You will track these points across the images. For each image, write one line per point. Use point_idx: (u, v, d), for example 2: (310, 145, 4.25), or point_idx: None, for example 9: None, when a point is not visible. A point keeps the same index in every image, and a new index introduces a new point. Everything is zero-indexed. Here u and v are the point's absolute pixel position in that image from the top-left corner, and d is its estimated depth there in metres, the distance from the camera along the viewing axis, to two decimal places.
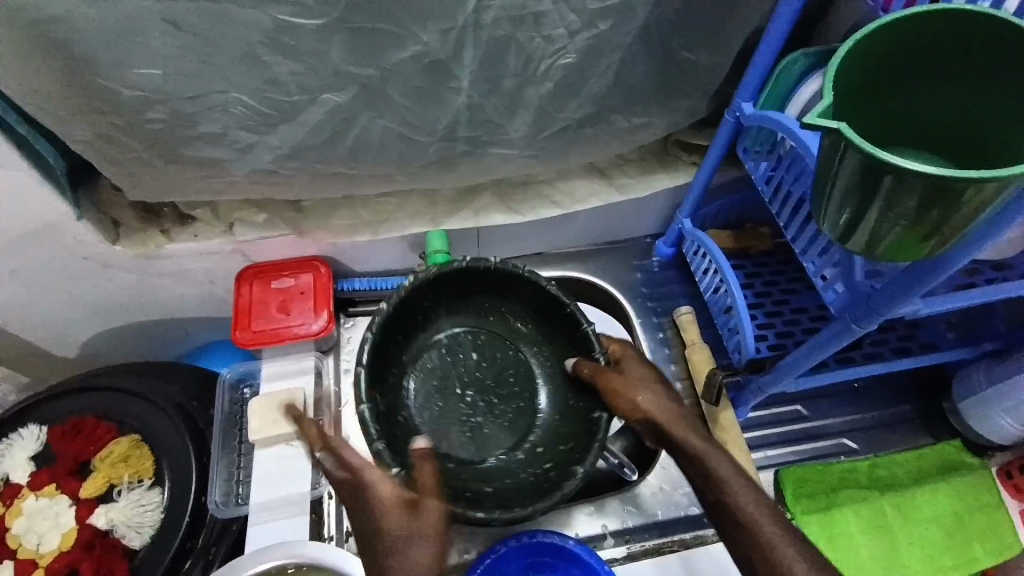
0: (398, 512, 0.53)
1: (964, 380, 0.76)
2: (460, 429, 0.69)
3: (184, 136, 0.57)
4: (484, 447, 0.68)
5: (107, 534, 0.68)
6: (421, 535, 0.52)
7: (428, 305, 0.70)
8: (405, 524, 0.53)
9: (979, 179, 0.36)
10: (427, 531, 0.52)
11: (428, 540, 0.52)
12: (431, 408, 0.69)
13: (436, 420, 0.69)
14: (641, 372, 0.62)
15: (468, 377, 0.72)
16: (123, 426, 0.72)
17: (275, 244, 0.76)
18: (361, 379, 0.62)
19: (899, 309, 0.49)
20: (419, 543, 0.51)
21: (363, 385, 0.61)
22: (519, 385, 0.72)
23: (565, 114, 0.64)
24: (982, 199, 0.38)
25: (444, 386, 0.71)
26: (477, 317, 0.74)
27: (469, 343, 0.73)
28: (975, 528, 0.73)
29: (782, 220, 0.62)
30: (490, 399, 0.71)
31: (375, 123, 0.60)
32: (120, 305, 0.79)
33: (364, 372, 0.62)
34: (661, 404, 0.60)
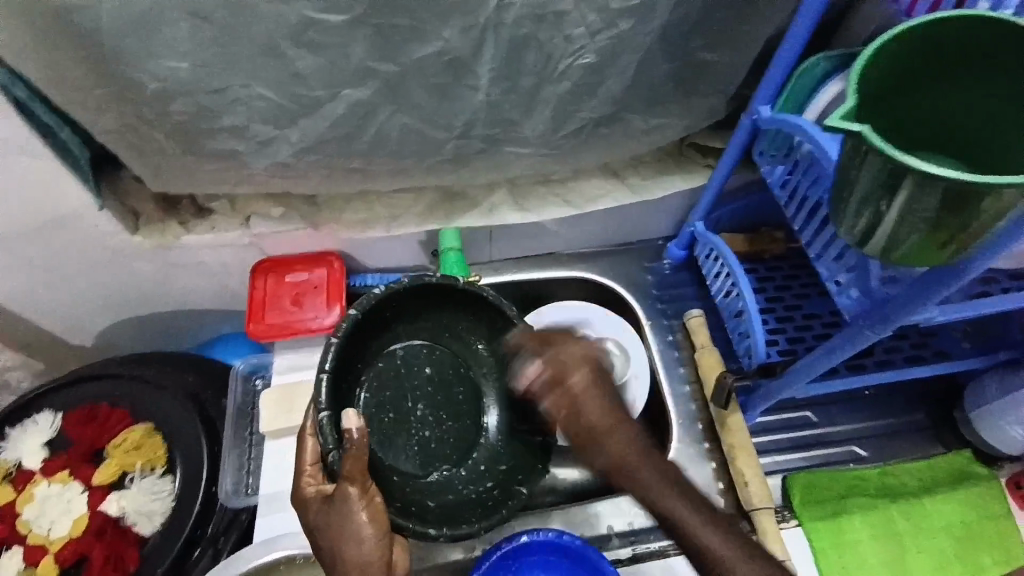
0: (324, 511, 0.53)
1: (975, 394, 0.74)
2: (406, 444, 0.66)
3: (205, 128, 0.58)
4: (429, 463, 0.67)
5: (118, 521, 0.69)
6: (349, 530, 0.51)
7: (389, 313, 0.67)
8: (333, 521, 0.52)
9: (1002, 183, 0.36)
10: (355, 525, 0.51)
11: (355, 532, 0.51)
12: (380, 419, 0.67)
13: (383, 433, 0.66)
14: (596, 401, 0.58)
15: (419, 390, 0.69)
16: (136, 415, 0.73)
17: (290, 238, 0.77)
18: (323, 384, 0.59)
19: (914, 315, 0.48)
20: (348, 539, 0.51)
21: (325, 390, 0.59)
22: (470, 404, 0.70)
23: (582, 114, 0.65)
24: (1004, 203, 0.38)
25: (394, 398, 0.68)
26: (435, 331, 0.71)
27: (426, 355, 0.70)
28: (983, 537, 0.73)
29: (798, 224, 0.61)
30: (439, 417, 0.69)
31: (393, 119, 0.60)
32: (136, 295, 0.80)
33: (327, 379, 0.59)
34: (602, 411, 0.57)
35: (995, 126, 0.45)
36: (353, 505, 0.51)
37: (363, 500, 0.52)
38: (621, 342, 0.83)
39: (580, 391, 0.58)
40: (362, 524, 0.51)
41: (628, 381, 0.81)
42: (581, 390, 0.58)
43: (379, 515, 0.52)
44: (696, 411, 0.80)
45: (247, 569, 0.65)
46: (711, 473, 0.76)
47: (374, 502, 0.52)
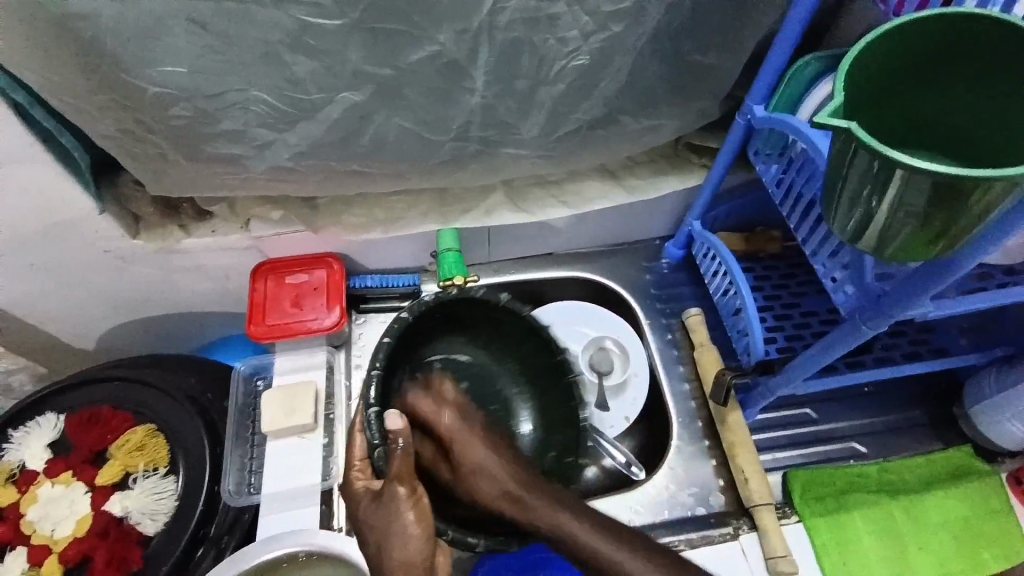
0: (372, 507, 0.53)
1: (976, 388, 0.74)
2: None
3: (205, 133, 0.58)
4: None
5: (122, 522, 0.69)
6: (395, 530, 0.51)
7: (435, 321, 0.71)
8: (380, 517, 0.52)
9: (989, 178, 0.36)
10: (400, 525, 0.51)
11: (402, 532, 0.50)
12: None
13: None
14: (479, 439, 0.56)
15: None
16: (138, 416, 0.74)
17: (289, 240, 0.77)
18: (373, 380, 0.61)
19: (909, 311, 0.49)
20: (393, 537, 0.51)
21: (372, 390, 0.61)
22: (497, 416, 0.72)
23: (577, 115, 0.65)
24: (991, 198, 0.38)
25: None
26: (474, 345, 0.73)
27: (466, 370, 0.73)
28: (984, 534, 0.72)
29: (793, 222, 0.62)
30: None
31: (389, 122, 0.61)
32: (137, 298, 0.81)
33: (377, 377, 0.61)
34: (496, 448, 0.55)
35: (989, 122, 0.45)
36: (402, 505, 0.51)
37: (411, 501, 0.51)
38: (621, 341, 0.85)
39: (464, 430, 0.56)
40: (409, 524, 0.51)
41: (629, 379, 0.83)
42: (465, 427, 0.57)
43: (426, 517, 0.51)
44: (696, 409, 0.81)
45: (251, 567, 0.66)
46: (711, 471, 0.77)
47: (422, 503, 0.51)
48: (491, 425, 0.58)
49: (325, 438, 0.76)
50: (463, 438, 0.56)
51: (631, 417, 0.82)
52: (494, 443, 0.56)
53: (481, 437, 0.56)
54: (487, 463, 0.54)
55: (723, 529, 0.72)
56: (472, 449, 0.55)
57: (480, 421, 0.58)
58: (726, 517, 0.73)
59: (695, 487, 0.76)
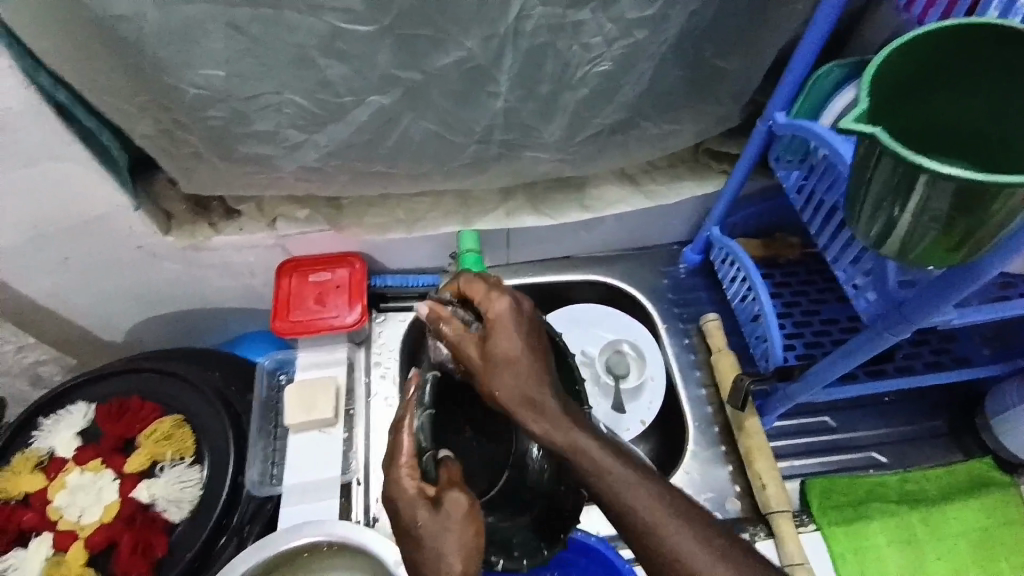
0: (430, 520, 0.47)
1: (998, 396, 0.73)
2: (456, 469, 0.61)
3: (239, 133, 0.60)
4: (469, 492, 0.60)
5: (147, 509, 0.71)
6: (450, 542, 0.46)
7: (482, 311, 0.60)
8: (437, 531, 0.47)
9: (1015, 183, 0.36)
10: (459, 536, 0.47)
11: (462, 545, 0.46)
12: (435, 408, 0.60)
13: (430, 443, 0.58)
14: (521, 332, 0.52)
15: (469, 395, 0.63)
16: (167, 407, 0.76)
17: (313, 239, 0.79)
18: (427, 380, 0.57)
19: (931, 319, 0.49)
20: (453, 549, 0.46)
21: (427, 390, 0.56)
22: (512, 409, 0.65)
23: (598, 120, 0.66)
24: (1012, 207, 0.38)
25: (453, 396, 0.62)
26: None
27: None
28: (1005, 545, 0.71)
29: (815, 228, 0.62)
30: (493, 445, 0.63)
31: (415, 125, 0.63)
32: (166, 293, 0.84)
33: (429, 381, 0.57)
34: (531, 348, 0.52)
35: (1017, 119, 0.44)
36: (462, 517, 0.47)
37: (471, 512, 0.48)
38: (638, 346, 0.85)
39: (497, 333, 0.52)
40: (467, 538, 0.47)
41: (644, 382, 0.83)
42: (507, 327, 0.52)
43: (483, 529, 0.48)
44: (712, 414, 0.81)
45: (273, 556, 0.67)
46: (727, 476, 0.77)
47: (480, 515, 0.48)
48: (543, 333, 0.54)
49: (344, 433, 0.78)
50: (500, 325, 0.53)
51: (647, 421, 0.81)
52: (529, 338, 0.52)
53: (523, 338, 0.52)
54: (516, 354, 0.51)
55: (740, 535, 0.72)
56: (509, 335, 0.52)
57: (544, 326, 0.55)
58: (742, 523, 0.73)
59: (710, 492, 0.76)
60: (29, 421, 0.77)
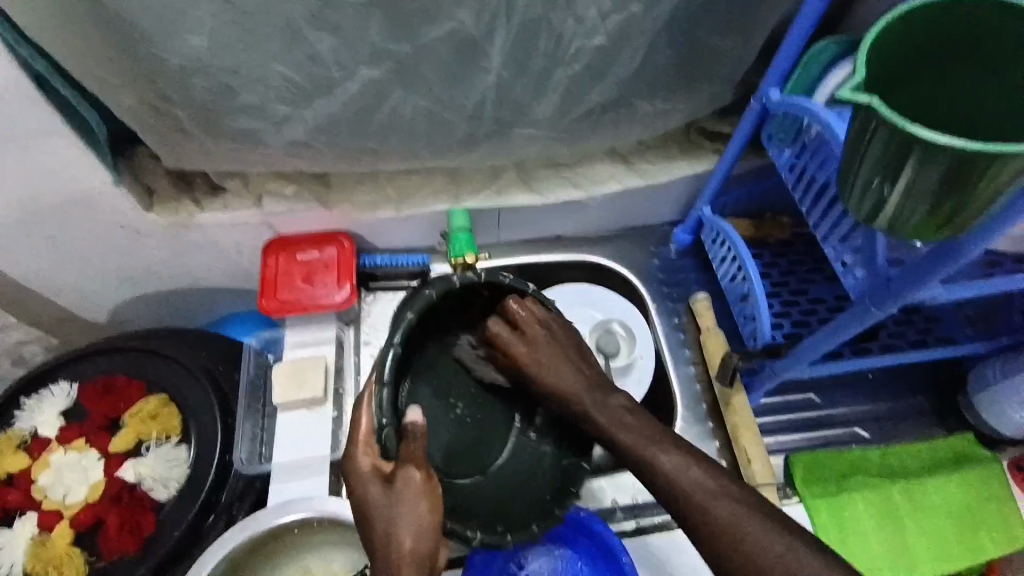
0: (382, 496, 0.49)
1: (979, 372, 0.74)
2: (442, 444, 0.60)
3: (223, 107, 0.59)
4: (451, 468, 0.59)
5: (134, 488, 0.71)
6: (405, 517, 0.48)
7: (448, 307, 0.62)
8: (393, 507, 0.49)
9: (1004, 162, 0.37)
10: (413, 514, 0.48)
11: (414, 521, 0.48)
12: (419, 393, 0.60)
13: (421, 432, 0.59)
14: (555, 348, 0.60)
15: (454, 385, 0.63)
16: (152, 386, 0.76)
17: (301, 217, 0.78)
18: (390, 356, 0.55)
19: (918, 294, 0.49)
20: (405, 524, 0.48)
21: (388, 365, 0.55)
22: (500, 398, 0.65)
23: (592, 97, 0.65)
24: (999, 184, 0.39)
25: (439, 390, 0.62)
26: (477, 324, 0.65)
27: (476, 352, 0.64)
28: (983, 517, 0.72)
29: (806, 206, 0.62)
30: (477, 419, 0.63)
31: (406, 101, 0.61)
32: (150, 272, 0.82)
33: (395, 353, 0.55)
34: (555, 367, 0.59)
35: (1007, 89, 0.44)
36: (415, 493, 0.49)
37: (426, 487, 0.49)
38: (628, 325, 0.85)
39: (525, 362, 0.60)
40: (420, 513, 0.48)
41: (634, 361, 0.83)
42: (538, 344, 0.60)
43: (438, 506, 0.49)
44: (701, 392, 0.82)
45: (259, 534, 0.67)
46: (715, 452, 0.77)
47: (436, 491, 0.49)
48: (565, 349, 0.61)
49: (335, 411, 0.77)
50: (526, 358, 0.60)
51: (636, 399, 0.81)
52: (552, 358, 0.60)
53: (554, 363, 0.60)
54: (557, 375, 0.59)
55: None
56: (544, 355, 0.60)
57: (574, 337, 0.62)
58: None
59: None
60: (9, 400, 0.75)
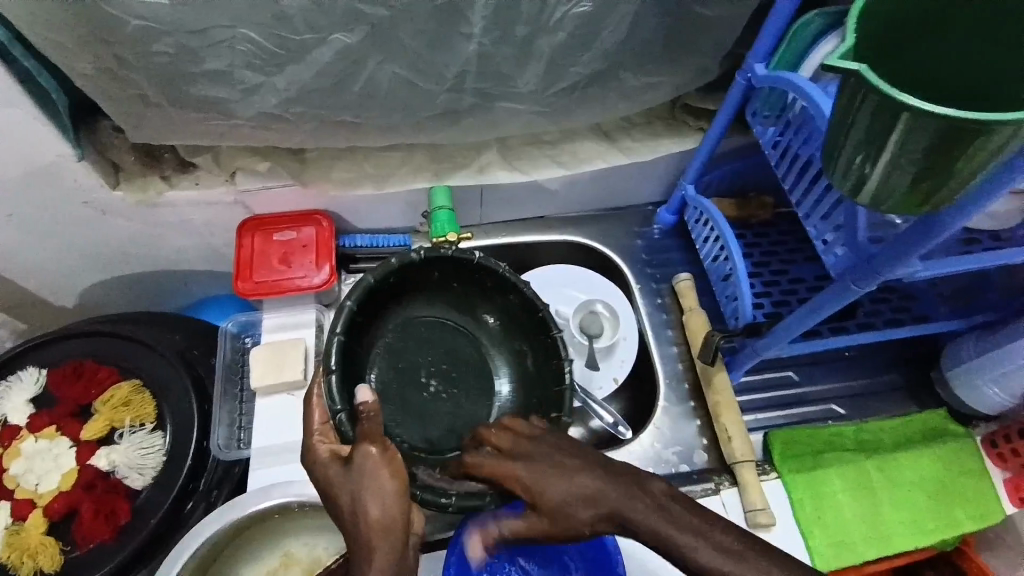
0: (342, 473, 0.49)
1: (955, 348, 0.74)
2: (419, 419, 0.67)
3: (190, 72, 0.56)
4: (433, 437, 0.66)
5: (108, 476, 0.69)
6: (369, 488, 0.47)
7: (398, 288, 0.67)
8: (353, 484, 0.48)
9: (983, 141, 0.37)
10: (376, 482, 0.47)
11: (377, 490, 0.47)
12: (393, 376, 0.68)
13: (396, 413, 0.66)
14: (549, 453, 0.49)
15: (428, 365, 0.70)
16: (124, 372, 0.73)
17: (277, 195, 0.75)
18: (334, 343, 0.60)
19: (897, 271, 0.49)
20: (369, 494, 0.47)
21: (332, 355, 0.59)
22: (475, 370, 0.71)
23: (575, 69, 0.64)
24: (977, 163, 0.39)
25: (410, 370, 0.69)
26: (438, 303, 0.72)
27: (443, 331, 0.72)
28: (959, 493, 0.72)
29: (789, 183, 0.61)
30: (452, 392, 0.69)
31: (383, 69, 0.59)
32: (122, 253, 0.79)
33: (338, 343, 0.60)
34: (560, 479, 0.46)
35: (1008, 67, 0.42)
36: (375, 464, 0.48)
37: (384, 456, 0.48)
38: (612, 306, 0.84)
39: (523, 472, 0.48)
40: (382, 482, 0.47)
41: (617, 342, 0.83)
42: (524, 454, 0.49)
43: (402, 474, 0.48)
44: (683, 370, 0.82)
45: (242, 517, 0.65)
46: (695, 431, 0.78)
47: (396, 459, 0.48)
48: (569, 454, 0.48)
49: None
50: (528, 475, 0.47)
51: (620, 379, 0.82)
52: (554, 464, 0.47)
53: (560, 472, 0.47)
54: (567, 486, 0.46)
55: (705, 483, 0.73)
56: (544, 472, 0.47)
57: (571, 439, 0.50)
58: (708, 474, 0.74)
59: (679, 446, 0.77)
60: None
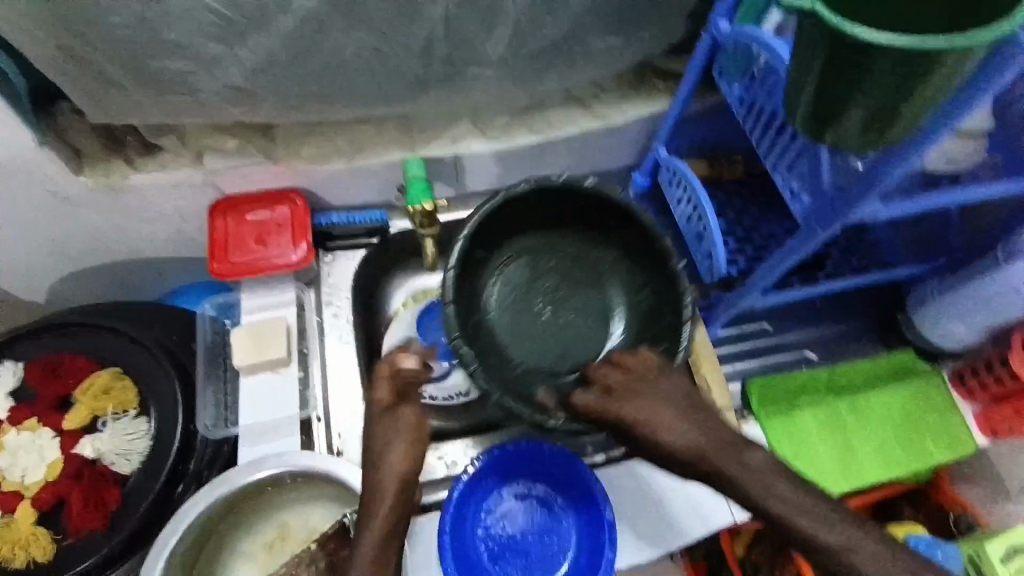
0: (381, 419, 0.56)
1: (919, 290, 0.76)
2: (540, 342, 0.68)
3: (149, 46, 0.55)
4: (554, 358, 0.68)
5: (95, 463, 0.68)
6: (398, 441, 0.55)
7: (515, 216, 0.69)
8: (387, 432, 0.55)
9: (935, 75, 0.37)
10: (406, 441, 0.55)
11: (404, 448, 0.55)
12: (509, 305, 0.70)
13: (513, 337, 0.68)
14: (658, 396, 0.55)
15: (547, 296, 0.71)
16: (102, 361, 0.72)
17: (247, 174, 0.74)
18: (450, 279, 0.62)
19: (859, 212, 0.51)
20: (397, 444, 0.55)
21: (450, 280, 0.62)
22: (590, 302, 0.71)
23: (543, 32, 0.64)
24: (927, 98, 0.39)
25: (528, 299, 0.70)
26: (551, 236, 0.72)
27: (558, 264, 0.72)
28: (928, 428, 0.75)
29: (756, 137, 0.63)
30: (569, 320, 0.70)
31: (349, 36, 0.58)
32: (92, 242, 0.78)
33: (453, 273, 0.63)
34: (676, 422, 0.53)
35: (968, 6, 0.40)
36: (410, 424, 0.56)
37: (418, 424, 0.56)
38: None
39: (633, 406, 0.54)
40: (410, 442, 0.55)
41: None
42: (630, 392, 0.55)
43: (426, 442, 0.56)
44: None
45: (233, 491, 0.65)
46: None
47: (424, 430, 0.56)
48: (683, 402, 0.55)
49: (300, 371, 0.75)
50: (645, 418, 0.53)
51: None
52: (674, 407, 0.54)
53: (673, 414, 0.53)
54: (681, 429, 0.53)
55: None
56: (647, 410, 0.54)
57: (680, 384, 0.56)
58: None
59: None
60: None
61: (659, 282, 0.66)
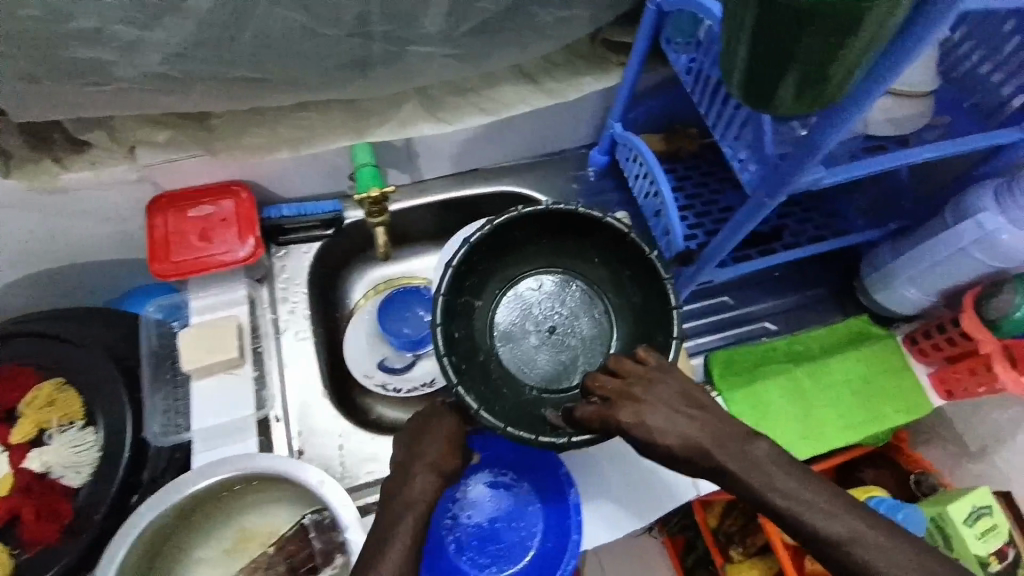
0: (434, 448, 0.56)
1: (874, 256, 0.76)
2: (546, 364, 0.68)
3: (58, 33, 0.51)
4: (567, 375, 0.67)
5: (44, 477, 0.66)
6: (435, 472, 0.54)
7: (491, 249, 0.67)
8: (427, 457, 0.55)
9: (861, 34, 0.36)
10: (437, 479, 0.55)
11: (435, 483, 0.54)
12: (507, 335, 0.69)
13: (518, 362, 0.68)
14: (655, 399, 0.53)
15: (542, 315, 0.70)
16: (44, 371, 0.69)
17: (185, 167, 0.71)
18: (438, 333, 0.59)
19: (803, 178, 0.50)
20: (431, 474, 0.54)
21: (439, 338, 0.58)
22: (586, 307, 0.70)
23: (483, 4, 0.61)
24: (854, 59, 0.38)
25: (525, 322, 0.70)
26: (533, 255, 0.71)
27: (548, 283, 0.71)
28: (886, 389, 0.76)
29: (704, 108, 0.62)
30: (570, 334, 0.70)
31: (274, 13, 0.56)
32: (26, 246, 0.74)
33: (440, 328, 0.60)
34: (672, 424, 0.52)
35: None
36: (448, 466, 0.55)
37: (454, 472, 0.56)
38: None
39: (634, 411, 0.52)
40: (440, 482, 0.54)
41: None
42: (628, 396, 0.53)
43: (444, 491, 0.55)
44: None
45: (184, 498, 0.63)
46: None
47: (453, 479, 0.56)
48: (679, 401, 0.53)
49: (255, 371, 0.72)
50: (642, 420, 0.52)
51: None
52: (669, 407, 0.52)
53: (670, 416, 0.52)
54: (677, 430, 0.52)
55: None
56: (646, 412, 0.52)
57: (676, 382, 0.54)
58: None
59: None
60: None
61: (642, 274, 0.65)
